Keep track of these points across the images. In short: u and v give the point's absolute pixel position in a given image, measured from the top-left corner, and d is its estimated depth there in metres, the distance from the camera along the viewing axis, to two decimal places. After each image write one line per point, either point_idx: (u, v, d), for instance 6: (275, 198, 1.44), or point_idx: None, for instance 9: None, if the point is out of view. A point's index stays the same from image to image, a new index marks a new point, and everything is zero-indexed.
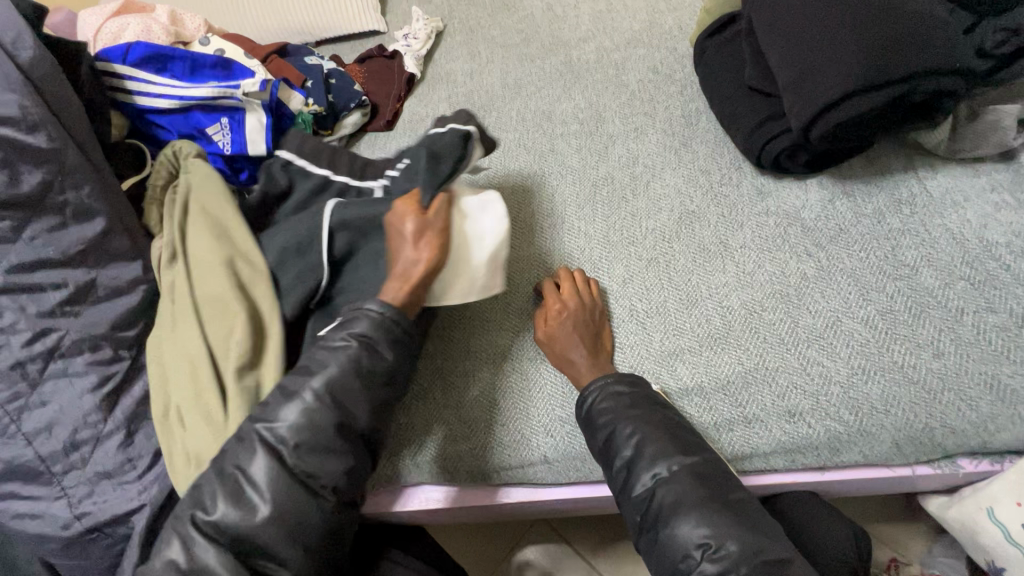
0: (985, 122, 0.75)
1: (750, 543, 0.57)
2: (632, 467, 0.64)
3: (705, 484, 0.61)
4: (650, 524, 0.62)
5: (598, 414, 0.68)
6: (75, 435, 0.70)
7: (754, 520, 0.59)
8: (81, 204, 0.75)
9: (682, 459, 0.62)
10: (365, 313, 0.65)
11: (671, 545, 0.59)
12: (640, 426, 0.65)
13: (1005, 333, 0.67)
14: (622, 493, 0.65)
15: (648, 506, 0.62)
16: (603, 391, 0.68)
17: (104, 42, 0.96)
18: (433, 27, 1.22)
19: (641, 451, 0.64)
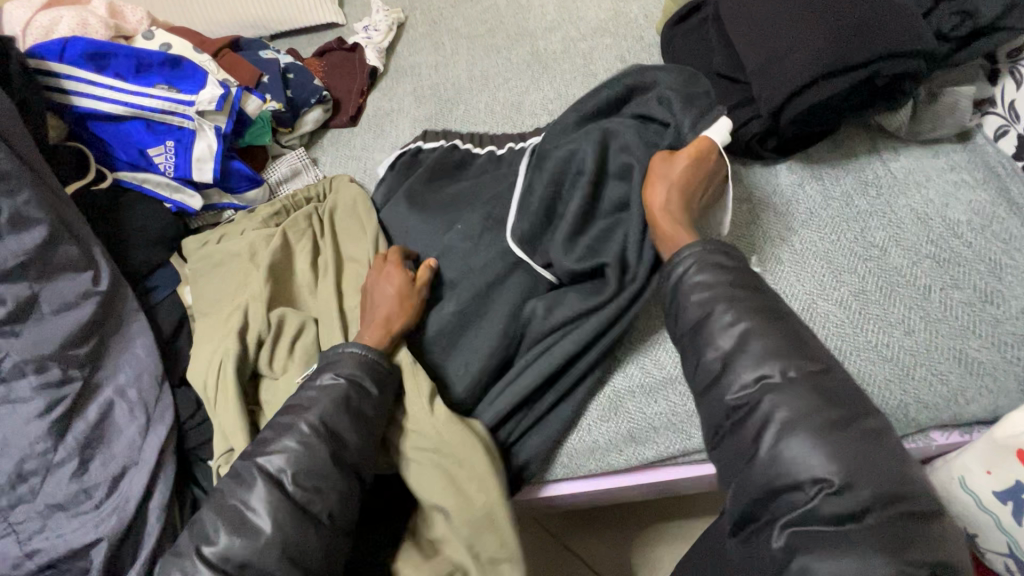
0: (943, 104, 0.78)
1: (885, 490, 0.47)
2: (733, 358, 0.56)
3: (834, 407, 0.51)
4: (742, 437, 0.53)
5: (694, 295, 0.60)
6: (22, 465, 0.66)
7: (880, 455, 0.48)
8: (17, 213, 0.70)
9: (799, 364, 0.54)
10: (348, 353, 0.67)
11: (774, 469, 0.50)
12: (746, 316, 0.57)
13: (970, 308, 0.69)
14: (708, 390, 0.57)
15: (743, 412, 0.54)
16: (698, 262, 0.62)
17: (35, 36, 0.88)
18: (394, 19, 1.18)
19: (744, 346, 0.56)
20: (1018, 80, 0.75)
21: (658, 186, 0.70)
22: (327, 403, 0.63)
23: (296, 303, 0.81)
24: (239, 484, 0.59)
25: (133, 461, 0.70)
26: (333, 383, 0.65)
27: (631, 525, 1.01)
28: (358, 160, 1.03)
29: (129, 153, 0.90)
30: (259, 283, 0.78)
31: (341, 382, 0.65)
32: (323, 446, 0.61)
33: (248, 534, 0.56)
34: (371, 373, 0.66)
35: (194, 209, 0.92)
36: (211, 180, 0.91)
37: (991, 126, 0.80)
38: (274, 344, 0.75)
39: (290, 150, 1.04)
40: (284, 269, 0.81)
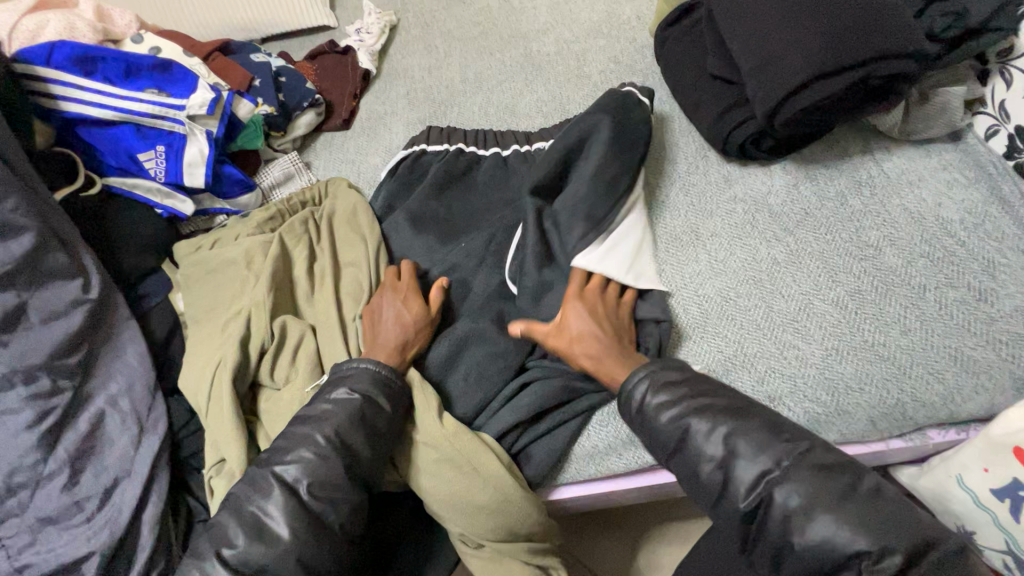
0: (935, 104, 0.78)
1: (913, 545, 0.48)
2: (728, 470, 0.55)
3: (834, 475, 0.51)
4: (765, 533, 0.53)
5: (663, 415, 0.60)
6: (11, 479, 0.65)
7: (895, 511, 0.49)
8: (4, 220, 0.69)
9: (786, 449, 0.54)
10: (362, 369, 0.66)
11: (805, 556, 0.50)
12: (721, 420, 0.57)
13: (964, 306, 0.70)
14: (716, 502, 0.56)
15: (758, 513, 0.53)
16: (652, 381, 0.62)
17: (21, 40, 0.86)
18: (387, 21, 1.17)
19: (733, 449, 0.55)
20: (1008, 80, 0.76)
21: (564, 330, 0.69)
22: (342, 417, 0.62)
23: (295, 311, 0.80)
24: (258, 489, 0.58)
25: (126, 472, 0.69)
26: (348, 399, 0.64)
27: (628, 526, 1.01)
28: (351, 164, 1.03)
29: (119, 158, 0.88)
30: (258, 293, 0.77)
31: (355, 398, 0.64)
32: (337, 456, 0.60)
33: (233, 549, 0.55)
34: (384, 389, 0.65)
35: (185, 214, 0.91)
36: (202, 185, 0.90)
37: (982, 126, 0.81)
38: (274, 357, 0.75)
39: (283, 154, 1.04)
40: (282, 278, 0.80)
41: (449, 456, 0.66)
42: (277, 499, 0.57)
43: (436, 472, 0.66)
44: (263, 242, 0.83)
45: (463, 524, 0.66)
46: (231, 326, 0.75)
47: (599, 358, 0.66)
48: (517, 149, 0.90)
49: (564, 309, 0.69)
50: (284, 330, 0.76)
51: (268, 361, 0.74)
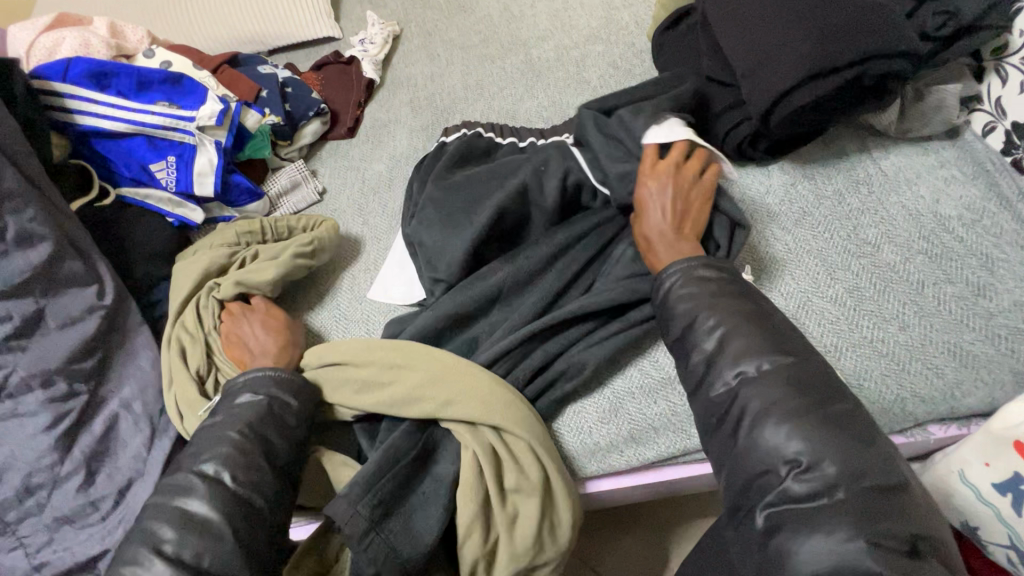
0: (930, 102, 0.79)
1: (854, 468, 0.48)
2: (716, 355, 0.57)
3: (805, 392, 0.52)
4: (725, 427, 0.55)
5: (679, 304, 0.61)
6: (29, 479, 0.68)
7: (852, 436, 0.49)
8: (23, 229, 0.71)
9: (774, 357, 0.55)
10: (258, 375, 0.68)
11: (752, 451, 0.51)
12: (728, 319, 0.58)
13: (963, 302, 0.70)
14: (695, 391, 0.59)
15: (726, 411, 0.55)
16: (685, 275, 0.63)
17: (39, 58, 0.90)
18: (390, 32, 1.20)
19: (723, 346, 0.57)
20: (1003, 77, 0.76)
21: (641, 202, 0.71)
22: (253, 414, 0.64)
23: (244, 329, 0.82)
24: (175, 492, 0.58)
25: (139, 473, 0.71)
26: (252, 402, 0.66)
27: (637, 527, 1.01)
28: (355, 171, 1.05)
29: (131, 168, 0.91)
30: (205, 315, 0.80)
31: (259, 400, 0.66)
32: None
33: (168, 543, 0.54)
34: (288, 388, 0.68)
35: (196, 223, 0.93)
36: (211, 194, 0.92)
37: (979, 123, 0.81)
38: (215, 374, 0.77)
39: (289, 162, 1.06)
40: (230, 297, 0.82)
41: (448, 377, 0.68)
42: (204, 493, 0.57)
43: (407, 405, 0.69)
44: (222, 261, 0.84)
45: (478, 447, 0.66)
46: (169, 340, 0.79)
47: (652, 240, 0.69)
48: (532, 141, 0.91)
49: (660, 187, 0.70)
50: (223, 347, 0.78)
51: (210, 376, 0.76)
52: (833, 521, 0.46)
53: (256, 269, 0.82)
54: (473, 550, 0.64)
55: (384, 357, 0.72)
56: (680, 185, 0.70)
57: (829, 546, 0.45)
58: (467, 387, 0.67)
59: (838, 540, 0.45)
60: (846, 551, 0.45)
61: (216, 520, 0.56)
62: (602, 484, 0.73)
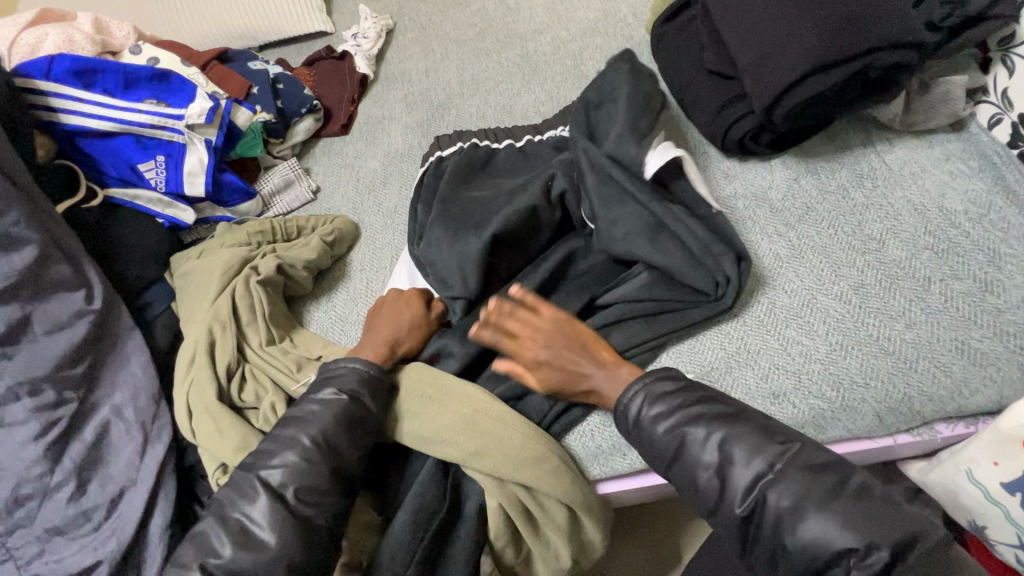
0: (936, 94, 0.78)
1: (897, 539, 0.49)
2: (726, 474, 0.56)
3: (823, 475, 0.53)
4: (762, 534, 0.54)
5: (660, 427, 0.61)
6: (18, 490, 0.66)
7: (881, 508, 0.50)
8: (7, 233, 0.69)
9: (781, 453, 0.55)
10: (349, 369, 0.67)
11: (796, 555, 0.51)
12: (715, 427, 0.58)
13: (970, 298, 0.69)
14: (716, 507, 0.57)
15: (754, 517, 0.54)
16: (649, 394, 0.62)
17: (20, 55, 0.87)
18: (383, 26, 1.18)
19: (728, 454, 0.56)
20: (1010, 67, 0.75)
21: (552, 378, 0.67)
22: (329, 418, 0.63)
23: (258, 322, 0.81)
24: (241, 495, 0.59)
25: (132, 481, 0.69)
26: (335, 398, 0.65)
27: (626, 534, 1.00)
28: (350, 169, 1.03)
29: (120, 168, 0.89)
30: (218, 307, 0.78)
31: (342, 397, 0.65)
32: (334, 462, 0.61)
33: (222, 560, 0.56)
34: (373, 391, 0.67)
35: (186, 223, 0.91)
36: (202, 195, 0.90)
37: (985, 115, 0.80)
38: (244, 368, 0.76)
39: (282, 160, 1.04)
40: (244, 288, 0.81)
41: (473, 426, 0.65)
42: (264, 505, 0.58)
43: (440, 442, 0.66)
44: (244, 256, 0.84)
45: (505, 491, 0.65)
46: (198, 330, 0.77)
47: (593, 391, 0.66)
48: (529, 139, 0.92)
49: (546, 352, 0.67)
50: (256, 342, 0.77)
51: (239, 371, 0.75)
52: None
53: (280, 262, 0.83)
54: (510, 558, 0.68)
55: (423, 387, 0.69)
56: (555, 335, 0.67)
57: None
58: (494, 436, 0.65)
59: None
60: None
61: None
62: (614, 486, 0.72)
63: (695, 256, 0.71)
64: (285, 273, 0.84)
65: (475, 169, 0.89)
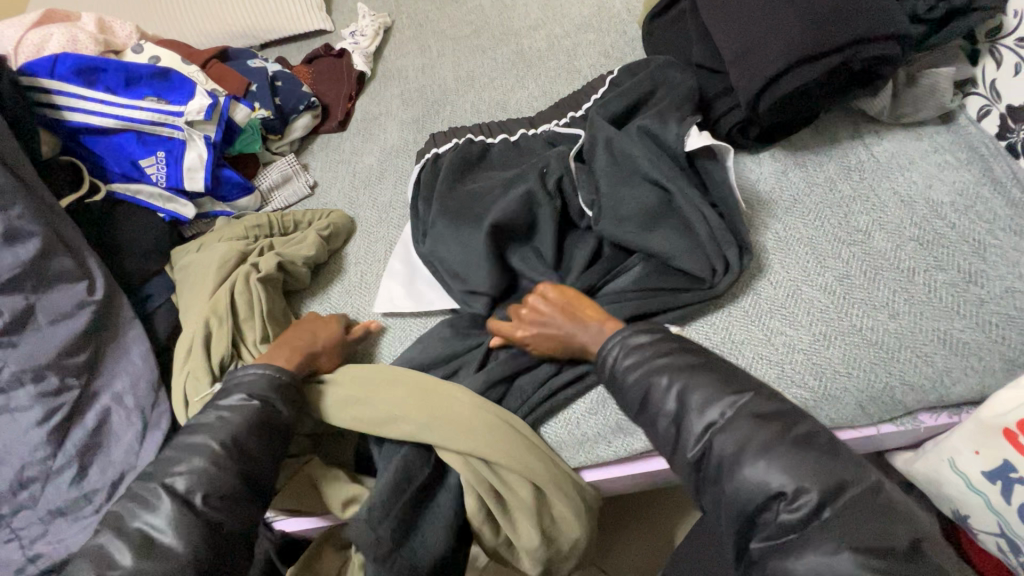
0: (924, 86, 0.78)
1: (830, 484, 0.48)
2: (679, 420, 0.56)
3: (771, 422, 0.52)
4: (709, 479, 0.54)
5: (626, 376, 0.60)
6: (23, 472, 0.69)
7: (822, 455, 0.50)
8: (12, 227, 0.72)
9: (734, 401, 0.54)
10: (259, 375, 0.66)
11: (735, 497, 0.51)
12: (678, 376, 0.57)
13: (954, 289, 0.69)
14: (673, 452, 0.57)
15: (703, 463, 0.54)
16: (625, 346, 0.62)
17: (26, 54, 0.90)
18: (380, 24, 1.20)
19: (685, 402, 0.56)
20: (998, 59, 0.75)
21: (541, 345, 0.70)
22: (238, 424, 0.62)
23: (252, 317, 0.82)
24: (148, 506, 0.56)
25: (131, 466, 0.72)
26: (244, 403, 0.64)
27: (615, 529, 1.01)
28: (347, 164, 1.05)
29: (122, 164, 0.91)
30: (214, 301, 0.79)
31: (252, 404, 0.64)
32: None
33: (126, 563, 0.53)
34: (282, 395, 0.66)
35: (187, 218, 0.93)
36: (201, 189, 0.92)
37: (974, 107, 0.80)
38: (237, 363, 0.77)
39: (281, 156, 1.06)
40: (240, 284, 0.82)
41: (431, 407, 0.68)
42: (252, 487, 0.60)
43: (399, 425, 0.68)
44: (242, 251, 0.85)
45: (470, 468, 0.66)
46: (195, 323, 0.78)
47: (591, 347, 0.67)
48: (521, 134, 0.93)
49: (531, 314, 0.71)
50: (251, 338, 0.79)
51: (231, 364, 0.77)
52: (822, 539, 0.46)
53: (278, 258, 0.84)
54: (489, 540, 0.69)
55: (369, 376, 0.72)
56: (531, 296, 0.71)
57: (823, 560, 0.45)
58: (455, 418, 0.67)
59: (828, 554, 0.45)
60: (837, 563, 0.45)
61: (212, 506, 0.57)
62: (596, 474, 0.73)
63: (696, 244, 0.73)
64: (284, 270, 0.85)
65: (467, 164, 0.90)
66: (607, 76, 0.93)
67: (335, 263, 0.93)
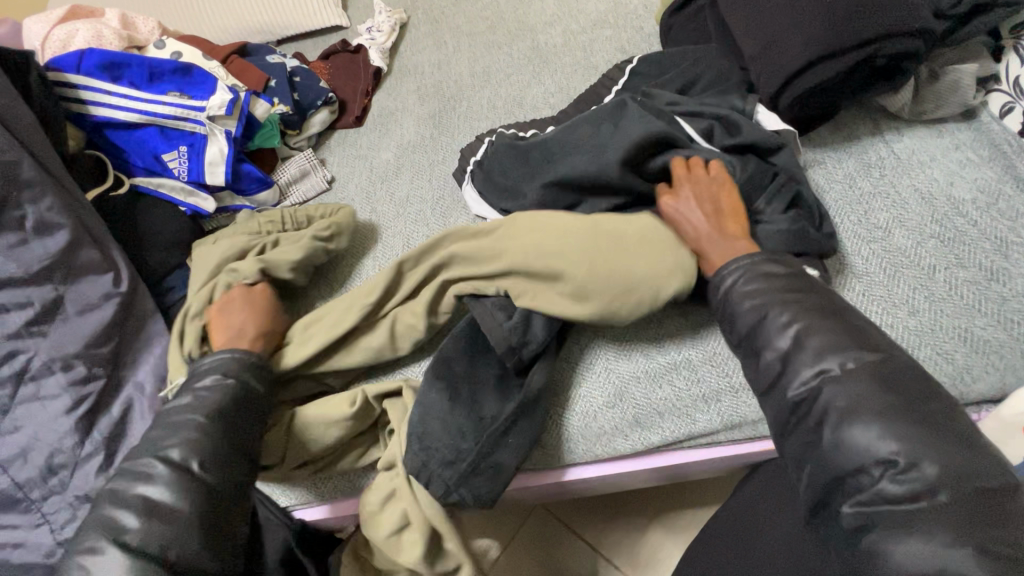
0: (946, 82, 0.77)
1: (948, 465, 0.46)
2: (790, 363, 0.55)
3: (897, 390, 0.50)
4: (804, 429, 0.53)
5: (745, 304, 0.60)
6: (52, 459, 0.70)
7: (943, 434, 0.48)
8: (41, 218, 0.73)
9: (859, 355, 0.53)
10: (221, 359, 0.68)
11: (839, 455, 0.50)
12: (803, 317, 0.56)
13: (976, 287, 0.69)
14: (770, 391, 0.57)
15: (802, 408, 0.54)
16: (749, 272, 0.62)
17: (53, 50, 0.92)
18: (397, 19, 1.20)
19: (801, 344, 0.55)
20: None
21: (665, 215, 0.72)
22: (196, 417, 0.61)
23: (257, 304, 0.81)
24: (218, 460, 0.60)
25: None
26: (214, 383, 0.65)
27: (626, 523, 1.02)
28: (364, 159, 1.06)
29: (145, 158, 0.93)
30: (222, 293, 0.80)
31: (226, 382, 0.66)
32: None
33: (129, 531, 0.53)
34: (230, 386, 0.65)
35: (208, 211, 0.95)
36: (222, 183, 0.94)
37: (997, 104, 0.79)
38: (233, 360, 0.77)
39: (299, 151, 1.07)
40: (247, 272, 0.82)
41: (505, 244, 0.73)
42: None
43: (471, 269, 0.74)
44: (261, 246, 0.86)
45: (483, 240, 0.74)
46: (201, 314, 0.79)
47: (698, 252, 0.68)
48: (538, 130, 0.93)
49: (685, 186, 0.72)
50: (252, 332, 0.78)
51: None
52: (931, 525, 0.45)
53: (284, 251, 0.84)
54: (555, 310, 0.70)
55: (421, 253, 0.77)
56: (695, 166, 0.72)
57: (928, 550, 0.44)
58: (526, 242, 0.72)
59: (939, 545, 0.44)
60: (944, 551, 0.44)
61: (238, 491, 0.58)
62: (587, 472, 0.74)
63: None
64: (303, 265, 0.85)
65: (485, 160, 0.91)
66: (625, 67, 0.93)
67: (352, 257, 0.93)
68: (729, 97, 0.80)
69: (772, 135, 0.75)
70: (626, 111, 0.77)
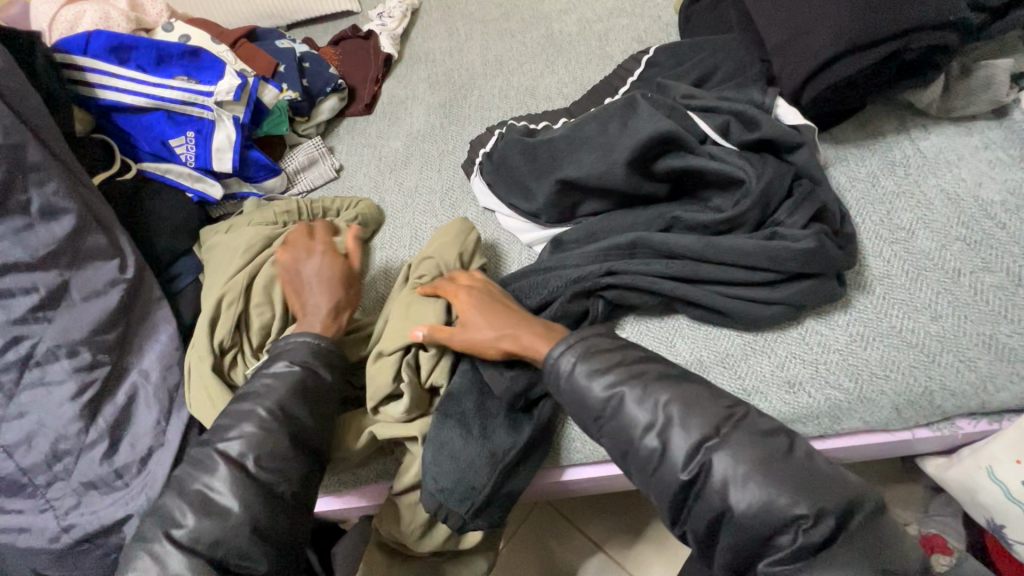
0: (978, 78, 0.75)
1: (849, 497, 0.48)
2: (666, 439, 0.53)
3: (773, 438, 0.51)
4: (705, 501, 0.50)
5: (596, 384, 0.57)
6: (57, 445, 0.70)
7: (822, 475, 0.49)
8: (47, 202, 0.72)
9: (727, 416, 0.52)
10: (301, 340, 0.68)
11: (749, 524, 0.48)
12: (659, 388, 0.55)
13: (1002, 292, 0.67)
14: (653, 471, 0.53)
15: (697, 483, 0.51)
16: (580, 349, 0.59)
17: (60, 31, 0.91)
18: (409, 5, 1.18)
19: (670, 415, 0.53)
20: None
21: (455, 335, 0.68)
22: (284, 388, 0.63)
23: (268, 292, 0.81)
24: (221, 451, 0.59)
25: (159, 443, 0.73)
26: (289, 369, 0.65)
27: (632, 521, 1.01)
28: (372, 148, 1.04)
29: (152, 144, 0.92)
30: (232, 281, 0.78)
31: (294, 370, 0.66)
32: None
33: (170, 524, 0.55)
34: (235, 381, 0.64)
35: (214, 198, 0.93)
36: (230, 170, 0.92)
37: None
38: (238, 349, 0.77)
39: (307, 139, 1.06)
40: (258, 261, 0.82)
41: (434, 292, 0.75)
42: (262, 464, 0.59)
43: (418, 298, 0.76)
44: (267, 236, 0.84)
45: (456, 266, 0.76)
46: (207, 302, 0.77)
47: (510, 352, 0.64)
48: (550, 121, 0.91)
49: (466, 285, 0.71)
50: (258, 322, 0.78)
51: (231, 352, 0.76)
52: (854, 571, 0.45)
53: None
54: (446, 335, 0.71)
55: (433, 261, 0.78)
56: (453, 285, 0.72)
57: None
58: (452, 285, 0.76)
59: None
60: None
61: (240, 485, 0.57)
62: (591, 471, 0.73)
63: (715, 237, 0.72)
64: None
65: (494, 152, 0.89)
66: (642, 57, 0.90)
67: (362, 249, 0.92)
68: (749, 90, 0.77)
69: (793, 132, 0.73)
70: (640, 107, 0.75)
